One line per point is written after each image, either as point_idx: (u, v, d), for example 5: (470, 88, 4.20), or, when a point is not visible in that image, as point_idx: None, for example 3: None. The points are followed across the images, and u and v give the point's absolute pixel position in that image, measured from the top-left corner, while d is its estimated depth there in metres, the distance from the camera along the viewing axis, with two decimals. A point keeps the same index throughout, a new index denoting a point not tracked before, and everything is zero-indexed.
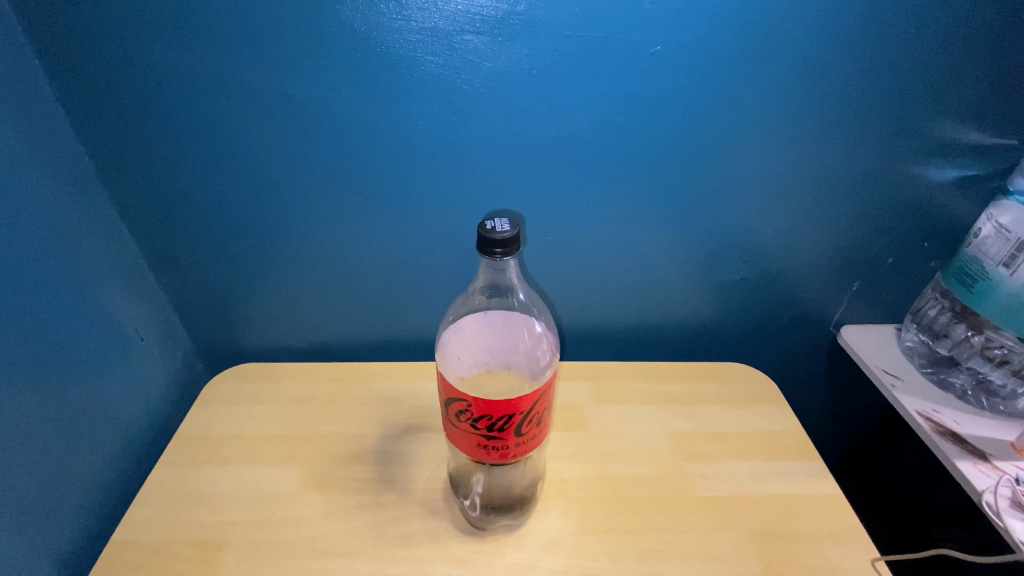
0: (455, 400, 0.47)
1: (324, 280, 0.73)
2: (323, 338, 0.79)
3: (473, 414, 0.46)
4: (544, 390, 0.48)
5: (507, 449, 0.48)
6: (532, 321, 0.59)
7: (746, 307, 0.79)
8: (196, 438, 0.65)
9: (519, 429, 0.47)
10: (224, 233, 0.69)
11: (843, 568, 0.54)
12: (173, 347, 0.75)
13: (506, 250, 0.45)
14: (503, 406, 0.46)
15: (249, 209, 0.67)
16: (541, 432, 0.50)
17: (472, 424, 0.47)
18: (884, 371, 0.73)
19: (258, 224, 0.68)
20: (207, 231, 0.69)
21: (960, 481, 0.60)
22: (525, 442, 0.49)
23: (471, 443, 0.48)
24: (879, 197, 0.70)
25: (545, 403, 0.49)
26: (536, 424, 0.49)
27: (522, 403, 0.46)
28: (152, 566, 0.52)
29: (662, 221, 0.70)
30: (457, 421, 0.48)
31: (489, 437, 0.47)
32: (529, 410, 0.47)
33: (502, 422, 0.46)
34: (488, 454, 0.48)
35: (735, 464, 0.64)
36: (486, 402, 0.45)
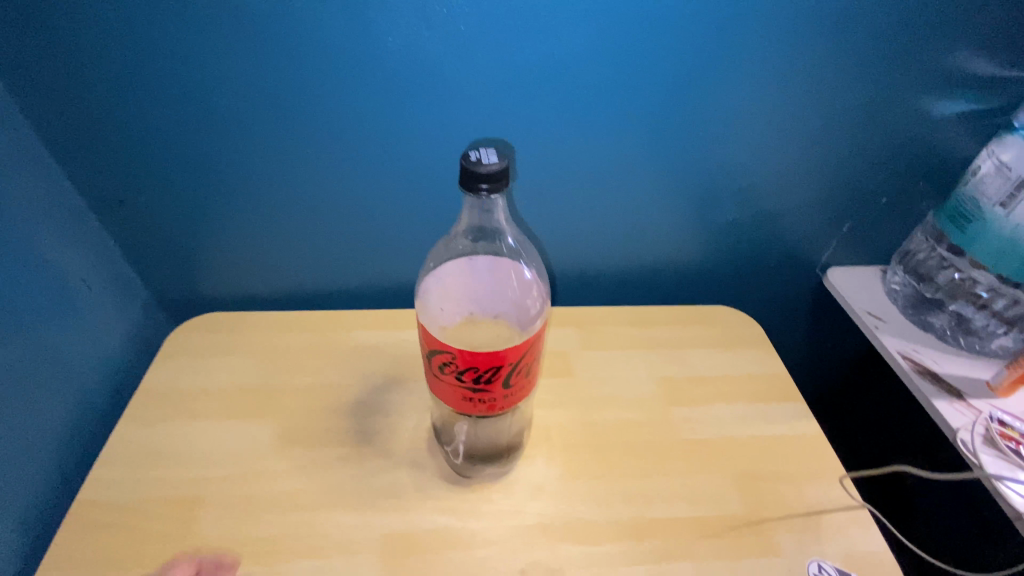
0: (438, 352, 0.44)
1: (291, 223, 0.67)
2: (293, 286, 0.74)
3: (457, 366, 0.43)
4: (533, 340, 0.45)
5: (494, 401, 0.46)
6: (521, 267, 0.55)
7: (735, 249, 0.77)
8: (162, 392, 0.61)
9: (508, 380, 0.45)
10: (175, 171, 0.62)
11: (822, 504, 0.55)
12: (128, 297, 0.70)
13: (495, 188, 0.41)
14: (490, 358, 0.43)
15: (201, 142, 0.60)
16: (530, 383, 0.48)
17: (457, 376, 0.44)
18: (868, 314, 0.73)
19: (214, 160, 0.61)
20: (155, 168, 0.62)
21: (936, 419, 0.62)
22: (513, 394, 0.47)
23: (456, 396, 0.46)
24: (879, 133, 0.67)
25: (534, 353, 0.46)
26: (524, 374, 0.46)
27: (510, 354, 0.43)
28: (121, 525, 0.50)
29: (654, 159, 0.66)
30: (440, 374, 0.45)
31: (475, 389, 0.45)
32: (517, 361, 0.44)
33: (490, 374, 0.44)
34: (475, 408, 0.46)
35: (720, 407, 0.64)
36: (471, 354, 0.43)
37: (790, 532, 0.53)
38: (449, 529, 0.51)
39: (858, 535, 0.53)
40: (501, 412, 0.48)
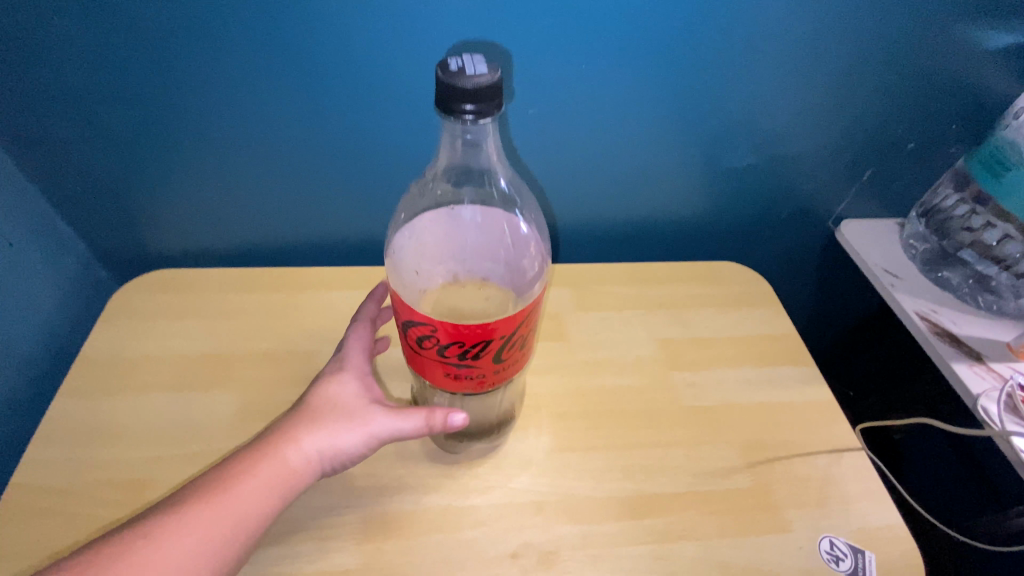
0: (417, 324, 0.38)
1: (247, 165, 0.59)
2: (253, 240, 0.66)
3: (439, 341, 0.37)
4: (529, 308, 0.39)
5: (483, 378, 0.40)
6: (515, 218, 0.48)
7: (743, 200, 0.70)
8: (103, 360, 0.54)
9: (500, 355, 0.39)
10: (101, 100, 0.53)
11: (833, 476, 0.51)
12: (60, 252, 0.61)
13: (482, 110, 0.33)
14: (478, 331, 0.37)
15: (129, 64, 0.50)
16: (525, 355, 0.42)
17: (438, 351, 0.38)
18: (883, 271, 0.68)
19: (147, 87, 0.52)
20: (78, 96, 0.52)
21: (953, 385, 0.58)
22: (506, 369, 0.41)
23: (439, 373, 0.40)
24: (913, 67, 0.60)
25: (530, 323, 0.40)
26: (519, 347, 0.40)
27: (500, 326, 0.37)
28: (59, 512, 0.44)
29: (661, 94, 0.58)
30: (418, 348, 0.39)
31: (461, 365, 0.39)
32: (510, 333, 0.38)
33: (478, 349, 0.38)
34: (462, 385, 0.41)
35: (726, 371, 0.59)
36: (455, 327, 0.36)
37: (799, 507, 0.49)
38: (433, 509, 0.47)
39: (870, 508, 0.49)
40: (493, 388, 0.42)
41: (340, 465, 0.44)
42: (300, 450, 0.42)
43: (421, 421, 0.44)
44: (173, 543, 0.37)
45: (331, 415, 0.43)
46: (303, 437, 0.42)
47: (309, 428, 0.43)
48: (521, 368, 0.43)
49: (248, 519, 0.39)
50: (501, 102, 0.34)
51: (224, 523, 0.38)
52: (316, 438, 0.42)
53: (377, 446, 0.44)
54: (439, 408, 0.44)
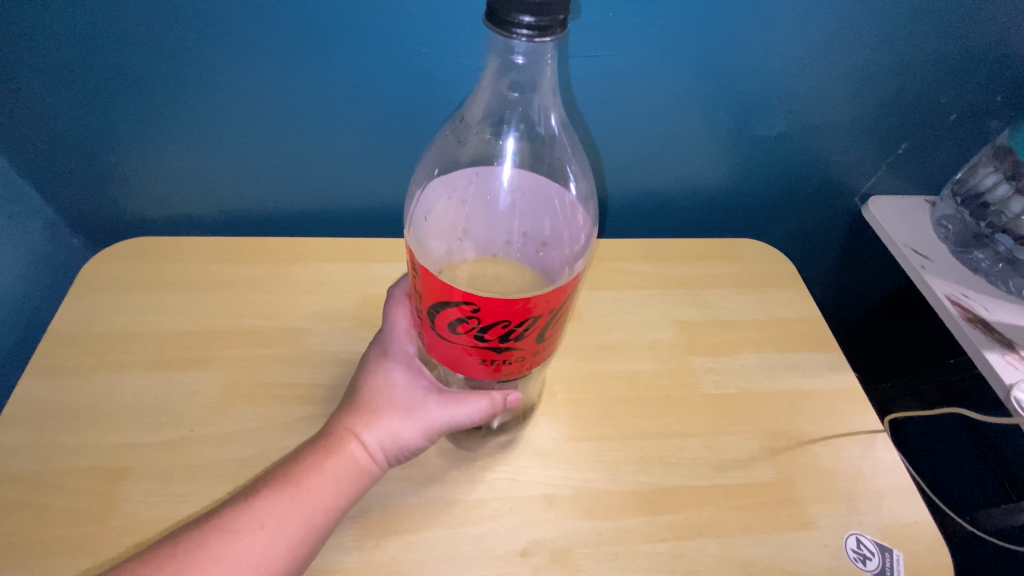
0: (452, 306, 0.34)
1: (232, 121, 0.53)
2: (238, 206, 0.61)
3: (479, 322, 0.34)
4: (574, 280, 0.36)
5: (523, 361, 0.37)
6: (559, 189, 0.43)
7: (769, 173, 0.66)
8: (73, 336, 0.50)
9: (542, 334, 0.36)
10: (68, 39, 0.47)
11: (859, 469, 0.49)
12: (25, 215, 0.56)
13: (541, 29, 0.29)
14: (526, 309, 0.33)
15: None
16: (560, 335, 0.40)
17: (476, 333, 0.35)
18: (912, 252, 0.64)
19: (121, 24, 0.46)
20: (41, 33, 0.46)
21: (984, 374, 0.55)
22: (546, 349, 0.38)
23: (473, 360, 0.37)
24: (968, 26, 0.55)
25: (571, 297, 0.37)
26: (559, 325, 0.38)
27: (548, 300, 0.34)
28: (27, 502, 0.41)
29: (689, 52, 0.53)
30: (451, 330, 0.35)
31: (500, 348, 0.36)
32: (555, 310, 0.35)
33: (523, 329, 0.34)
34: (496, 370, 0.38)
35: (748, 356, 0.56)
36: (501, 306, 0.33)
37: (823, 501, 0.46)
38: (439, 502, 0.44)
39: (896, 502, 0.47)
40: (527, 373, 0.39)
41: (402, 458, 0.43)
42: (361, 445, 0.41)
43: (479, 406, 0.43)
44: (248, 541, 0.36)
45: (386, 408, 0.42)
46: (362, 432, 0.41)
47: (367, 422, 0.42)
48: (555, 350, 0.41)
49: (321, 514, 0.38)
50: (563, 20, 0.30)
51: (296, 518, 0.37)
52: (375, 432, 0.41)
53: (436, 436, 0.43)
54: (496, 393, 0.44)
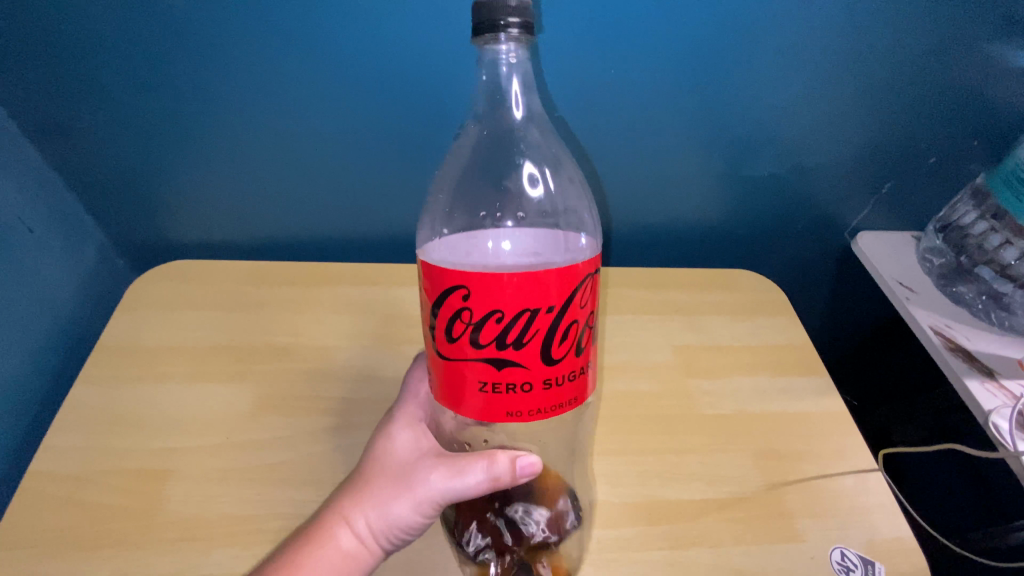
0: (450, 304, 0.37)
1: (273, 157, 0.59)
2: (272, 233, 0.66)
3: (472, 315, 0.36)
4: (578, 296, 0.37)
5: (530, 378, 0.37)
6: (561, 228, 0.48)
7: (762, 208, 0.71)
8: (121, 349, 0.54)
9: (543, 344, 0.36)
10: (136, 85, 0.53)
11: (847, 487, 0.52)
12: (78, 239, 0.61)
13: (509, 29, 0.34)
14: (517, 299, 0.35)
15: (172, 48, 0.51)
16: (577, 377, 0.39)
17: (474, 335, 0.36)
18: (898, 284, 0.68)
19: (183, 73, 0.53)
20: (113, 80, 0.53)
21: (965, 399, 0.58)
22: (556, 370, 0.37)
23: (478, 376, 0.37)
24: (940, 80, 0.60)
25: (576, 316, 0.37)
26: (568, 346, 0.37)
27: (541, 295, 0.35)
28: (77, 499, 0.45)
29: (685, 99, 0.59)
30: (454, 341, 0.37)
31: (501, 355, 0.36)
32: (554, 314, 0.36)
33: (518, 325, 0.36)
34: (502, 395, 0.37)
35: (741, 379, 0.60)
36: (490, 292, 0.35)
37: (811, 516, 0.49)
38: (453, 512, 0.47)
39: (881, 519, 0.50)
40: (540, 413, 0.38)
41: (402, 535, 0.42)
42: (358, 525, 0.40)
43: (479, 474, 0.41)
44: None
45: (381, 485, 0.41)
46: (357, 513, 0.40)
47: (361, 502, 0.41)
48: (575, 396, 0.39)
49: None
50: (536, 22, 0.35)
51: None
52: (368, 511, 0.40)
53: (434, 509, 0.41)
54: (496, 459, 0.41)
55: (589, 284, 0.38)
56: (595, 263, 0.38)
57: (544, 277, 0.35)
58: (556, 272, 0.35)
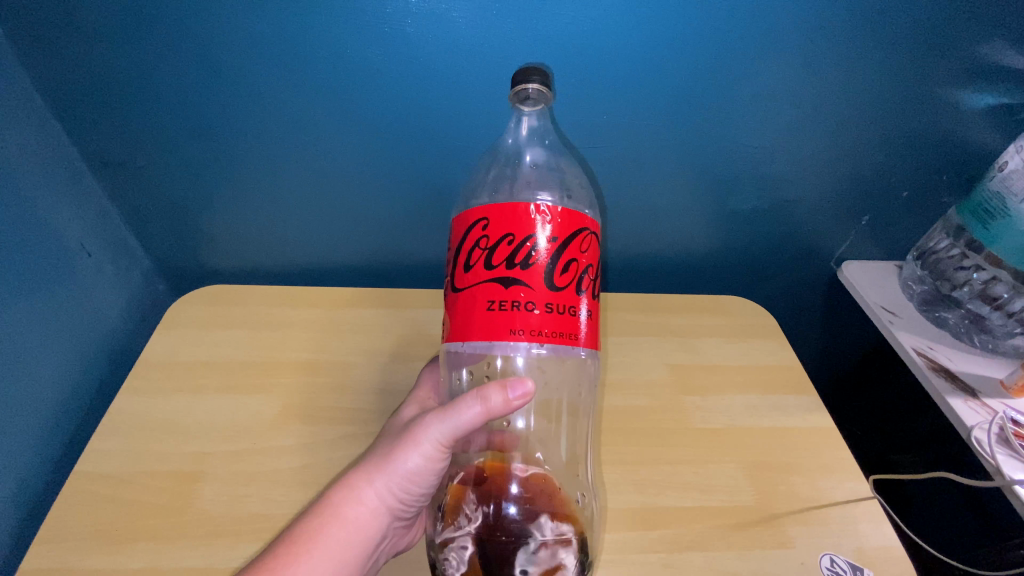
0: (470, 236, 0.44)
1: (298, 194, 0.65)
2: (298, 258, 0.73)
3: (489, 238, 0.43)
4: (576, 242, 0.44)
5: (533, 300, 0.41)
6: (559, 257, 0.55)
7: (749, 237, 0.76)
8: (160, 363, 0.60)
9: (546, 268, 0.42)
10: (175, 135, 0.59)
11: (834, 498, 0.54)
12: (126, 265, 0.68)
13: (528, 85, 0.47)
14: (524, 225, 0.42)
15: (202, 105, 0.56)
16: (576, 316, 0.43)
17: (487, 257, 0.42)
18: (881, 308, 0.73)
19: (215, 126, 0.58)
20: (154, 131, 0.58)
21: (949, 417, 0.61)
22: (558, 300, 0.42)
23: (487, 297, 0.42)
24: (911, 125, 0.65)
25: (575, 256, 0.44)
26: (568, 281, 0.43)
27: (546, 225, 0.43)
28: (118, 498, 0.49)
29: (673, 145, 0.63)
30: (469, 268, 0.43)
31: (508, 274, 0.42)
32: (556, 244, 0.43)
33: (525, 247, 0.42)
34: (506, 311, 0.41)
35: (733, 396, 0.63)
36: (502, 219, 0.42)
37: (800, 524, 0.52)
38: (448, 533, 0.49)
39: (870, 529, 0.52)
40: (540, 334, 0.41)
41: (418, 486, 0.46)
42: (377, 487, 0.45)
43: (474, 415, 0.42)
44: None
45: (390, 449, 0.46)
46: (374, 477, 0.45)
47: (376, 466, 0.45)
48: (576, 341, 0.43)
49: (347, 552, 0.43)
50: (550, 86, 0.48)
51: (324, 562, 0.42)
52: (383, 472, 0.45)
53: (441, 453, 0.45)
54: (489, 394, 0.42)
55: (589, 239, 0.45)
56: (589, 220, 0.45)
57: (552, 212, 0.43)
58: (563, 212, 0.43)
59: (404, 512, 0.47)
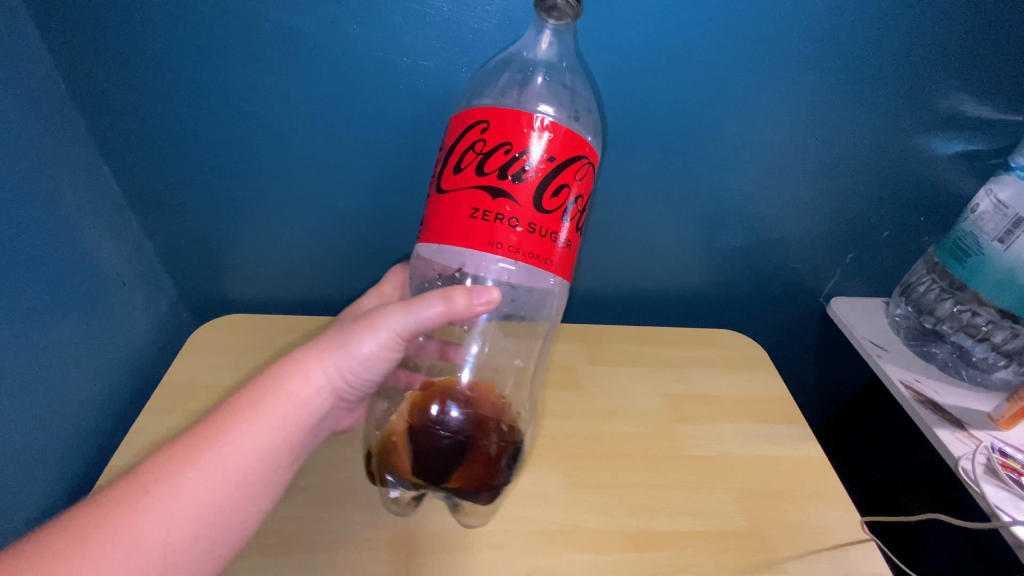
0: (473, 128, 0.47)
1: (315, 230, 0.71)
2: (312, 291, 0.78)
3: (486, 144, 0.46)
4: (570, 162, 0.47)
5: (512, 215, 0.46)
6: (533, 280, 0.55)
7: (740, 274, 0.80)
8: (181, 387, 0.64)
9: (534, 188, 0.46)
10: (211, 176, 0.65)
11: (825, 525, 0.56)
12: (155, 294, 0.73)
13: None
14: (520, 136, 0.45)
15: (237, 150, 0.63)
16: (550, 240, 0.48)
17: (480, 163, 0.46)
18: (870, 342, 0.75)
19: (248, 167, 0.64)
20: (191, 171, 0.65)
21: (937, 447, 0.63)
22: (535, 223, 0.46)
23: (469, 203, 0.46)
24: (887, 168, 0.69)
25: (566, 181, 0.48)
26: (555, 201, 0.47)
27: (545, 142, 0.46)
28: None
29: (664, 187, 0.68)
30: (459, 171, 0.47)
31: (495, 183, 0.46)
32: (549, 165, 0.46)
33: (517, 161, 0.46)
34: (487, 223, 0.46)
35: (725, 426, 0.65)
36: (503, 125, 0.46)
37: (791, 550, 0.54)
38: (438, 531, 0.53)
39: (861, 557, 0.54)
40: (516, 252, 0.46)
41: (367, 373, 0.50)
42: (326, 370, 0.48)
43: (433, 313, 0.46)
44: (223, 455, 0.42)
45: (344, 333, 0.49)
46: (323, 360, 0.48)
47: (329, 352, 0.48)
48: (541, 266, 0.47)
49: (291, 426, 0.46)
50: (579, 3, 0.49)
51: (267, 431, 0.44)
52: (335, 355, 0.48)
53: (397, 344, 0.49)
54: (455, 293, 0.46)
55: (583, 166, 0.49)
56: (587, 147, 0.49)
57: (554, 129, 0.46)
58: (565, 132, 0.47)
59: (349, 396, 0.51)
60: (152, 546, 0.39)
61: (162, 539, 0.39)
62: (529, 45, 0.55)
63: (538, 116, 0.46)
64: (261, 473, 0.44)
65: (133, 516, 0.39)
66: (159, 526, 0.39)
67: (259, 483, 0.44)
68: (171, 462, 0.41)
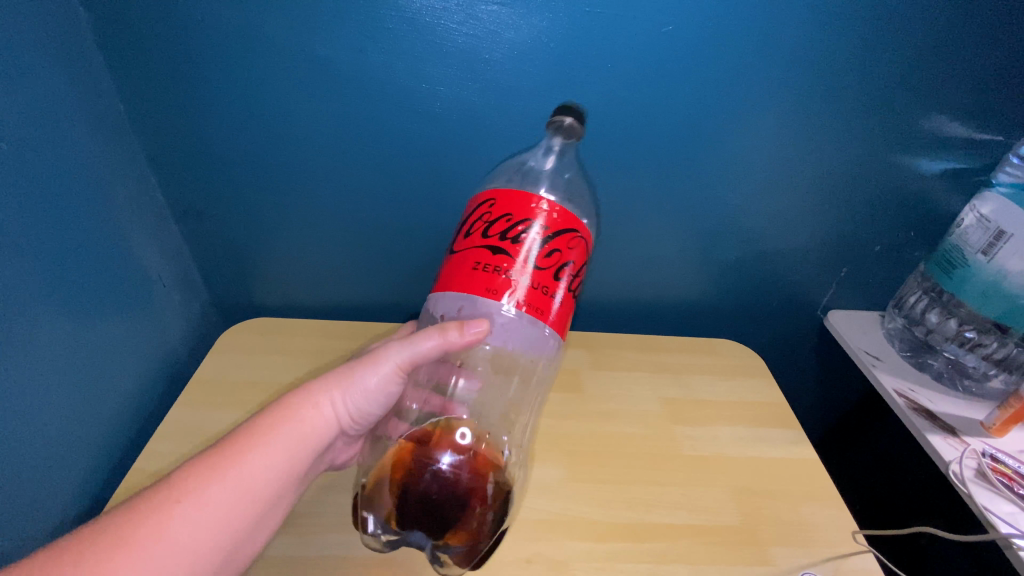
0: (483, 202, 0.54)
1: (337, 239, 0.77)
2: (332, 297, 0.83)
3: (493, 213, 0.52)
4: (567, 235, 0.53)
5: (507, 272, 0.50)
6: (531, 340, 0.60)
7: (738, 286, 0.83)
8: (211, 381, 0.70)
9: (531, 250, 0.51)
10: (245, 188, 0.71)
11: (815, 523, 0.58)
12: (189, 297, 0.79)
13: (566, 117, 0.60)
14: (524, 208, 0.51)
15: (270, 166, 0.69)
16: (545, 294, 0.51)
17: (486, 227, 0.52)
18: (865, 353, 0.77)
19: (280, 180, 0.71)
20: (228, 184, 0.71)
21: (929, 452, 0.64)
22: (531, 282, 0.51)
23: (471, 260, 0.52)
24: (875, 186, 0.73)
25: (562, 248, 0.52)
26: (551, 266, 0.52)
27: (546, 215, 0.52)
28: None
29: (662, 202, 0.73)
30: (468, 234, 0.53)
31: (497, 244, 0.51)
32: (548, 233, 0.52)
33: (518, 225, 0.51)
34: (486, 274, 0.50)
35: (720, 428, 0.68)
36: (508, 200, 0.52)
37: (783, 545, 0.56)
38: None
39: (850, 552, 0.56)
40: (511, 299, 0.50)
41: (369, 402, 0.55)
42: (334, 399, 0.52)
43: (432, 345, 0.53)
44: (246, 474, 0.46)
45: (352, 368, 0.54)
46: (334, 390, 0.52)
47: (340, 385, 0.53)
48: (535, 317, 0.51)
49: (302, 450, 0.49)
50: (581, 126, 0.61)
51: (281, 453, 0.48)
52: (344, 386, 0.53)
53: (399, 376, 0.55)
54: (450, 329, 0.53)
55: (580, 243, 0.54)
56: (584, 227, 0.54)
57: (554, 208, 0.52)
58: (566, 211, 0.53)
59: (349, 427, 0.55)
60: (182, 551, 0.42)
61: (187, 547, 0.42)
62: (539, 155, 0.67)
63: (541, 195, 0.52)
64: (276, 489, 0.47)
65: (163, 522, 0.42)
66: (184, 533, 0.42)
67: (274, 498, 0.47)
68: (195, 474, 0.44)
